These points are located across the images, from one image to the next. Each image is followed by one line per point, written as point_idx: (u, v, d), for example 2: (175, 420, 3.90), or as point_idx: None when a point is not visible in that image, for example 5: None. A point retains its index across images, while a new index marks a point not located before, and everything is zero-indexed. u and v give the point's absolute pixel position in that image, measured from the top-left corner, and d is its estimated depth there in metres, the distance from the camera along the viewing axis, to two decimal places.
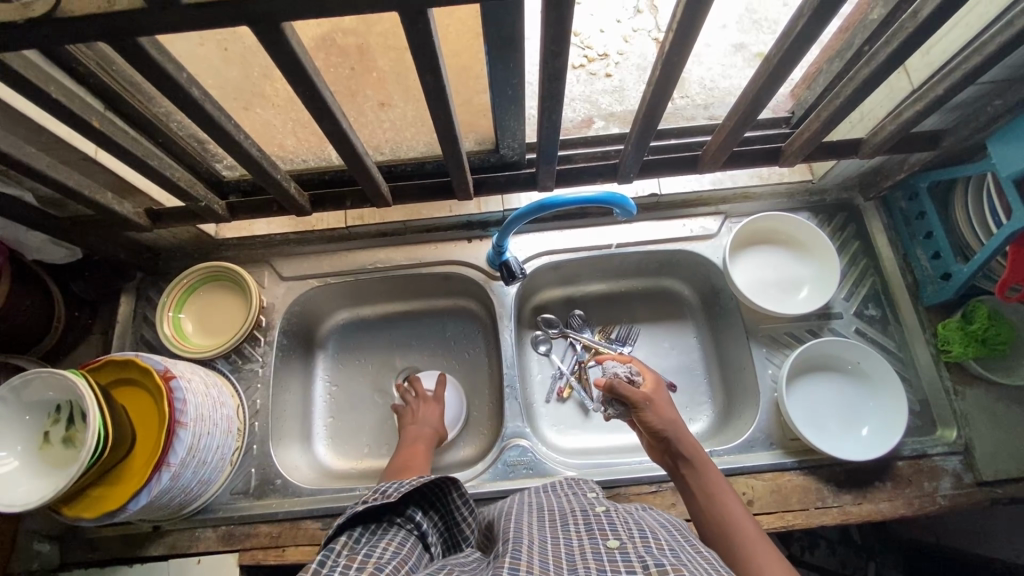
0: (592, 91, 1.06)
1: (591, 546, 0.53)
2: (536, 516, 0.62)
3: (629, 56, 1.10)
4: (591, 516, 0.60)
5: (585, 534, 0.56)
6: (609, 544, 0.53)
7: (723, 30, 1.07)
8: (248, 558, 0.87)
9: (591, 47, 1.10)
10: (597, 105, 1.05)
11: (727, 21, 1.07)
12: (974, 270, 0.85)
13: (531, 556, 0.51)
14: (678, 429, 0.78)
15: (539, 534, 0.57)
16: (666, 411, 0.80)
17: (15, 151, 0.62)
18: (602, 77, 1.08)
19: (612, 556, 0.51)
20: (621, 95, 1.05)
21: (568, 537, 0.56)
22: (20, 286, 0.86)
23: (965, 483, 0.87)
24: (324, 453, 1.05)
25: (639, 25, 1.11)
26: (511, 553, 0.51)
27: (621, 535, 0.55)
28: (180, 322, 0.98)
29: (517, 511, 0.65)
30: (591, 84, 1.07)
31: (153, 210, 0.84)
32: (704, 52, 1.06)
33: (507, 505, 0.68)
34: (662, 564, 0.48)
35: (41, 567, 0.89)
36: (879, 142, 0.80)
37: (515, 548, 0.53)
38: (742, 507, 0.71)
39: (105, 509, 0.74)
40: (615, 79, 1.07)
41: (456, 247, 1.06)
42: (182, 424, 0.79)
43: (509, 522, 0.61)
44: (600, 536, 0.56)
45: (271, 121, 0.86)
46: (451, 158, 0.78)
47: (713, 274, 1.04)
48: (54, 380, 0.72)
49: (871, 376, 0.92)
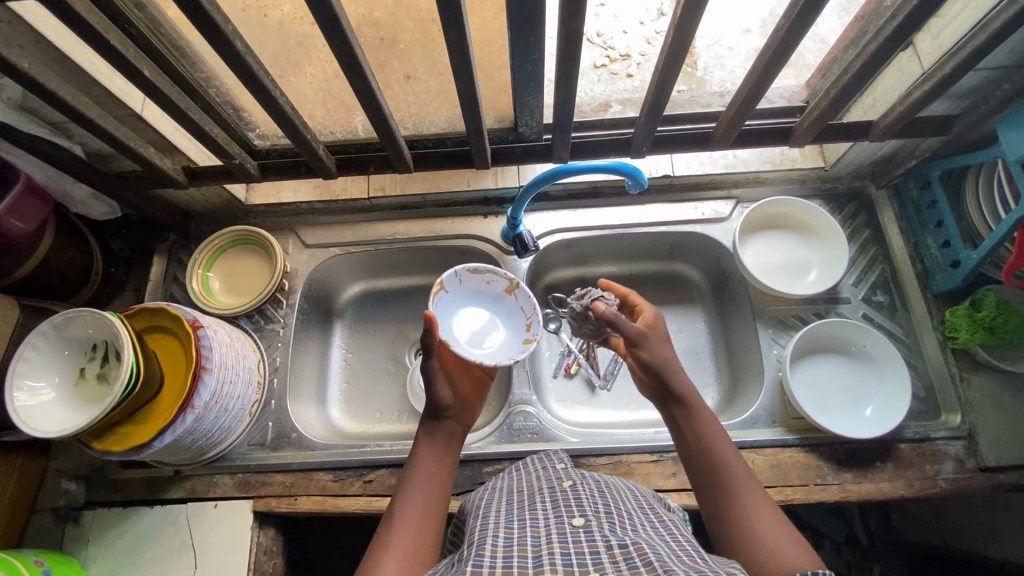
0: (613, 90, 1.09)
1: (558, 527, 0.57)
2: (502, 504, 0.67)
3: (650, 57, 1.12)
4: (559, 494, 0.65)
5: (552, 512, 0.61)
6: (575, 523, 0.58)
7: (747, 34, 1.07)
8: (262, 505, 0.91)
9: (613, 47, 1.12)
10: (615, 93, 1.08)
11: (750, 26, 1.07)
12: (982, 257, 0.86)
13: (498, 552, 0.54)
14: (673, 366, 0.76)
15: (507, 521, 0.61)
16: (663, 347, 0.77)
17: (73, 99, 0.68)
18: (623, 77, 1.10)
19: (578, 536, 0.55)
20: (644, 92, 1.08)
21: (536, 519, 0.60)
22: (61, 237, 0.92)
23: (967, 467, 0.88)
24: (337, 416, 1.09)
25: (661, 27, 1.14)
26: (474, 561, 0.52)
27: (587, 511, 0.60)
28: (208, 280, 1.03)
29: (486, 505, 0.69)
30: (613, 84, 1.10)
31: (190, 168, 0.89)
32: (727, 55, 1.07)
33: (478, 499, 0.74)
34: (625, 543, 0.53)
35: (67, 504, 0.94)
36: (888, 123, 0.82)
37: (480, 551, 0.54)
38: (726, 444, 0.70)
39: (133, 443, 0.78)
40: (636, 79, 1.10)
41: (473, 222, 1.09)
42: (207, 369, 0.84)
43: (478, 516, 0.65)
44: (565, 514, 0.60)
45: (305, 91, 0.90)
46: (471, 124, 0.82)
47: (723, 257, 1.06)
48: (94, 319, 0.77)
49: (875, 359, 0.94)
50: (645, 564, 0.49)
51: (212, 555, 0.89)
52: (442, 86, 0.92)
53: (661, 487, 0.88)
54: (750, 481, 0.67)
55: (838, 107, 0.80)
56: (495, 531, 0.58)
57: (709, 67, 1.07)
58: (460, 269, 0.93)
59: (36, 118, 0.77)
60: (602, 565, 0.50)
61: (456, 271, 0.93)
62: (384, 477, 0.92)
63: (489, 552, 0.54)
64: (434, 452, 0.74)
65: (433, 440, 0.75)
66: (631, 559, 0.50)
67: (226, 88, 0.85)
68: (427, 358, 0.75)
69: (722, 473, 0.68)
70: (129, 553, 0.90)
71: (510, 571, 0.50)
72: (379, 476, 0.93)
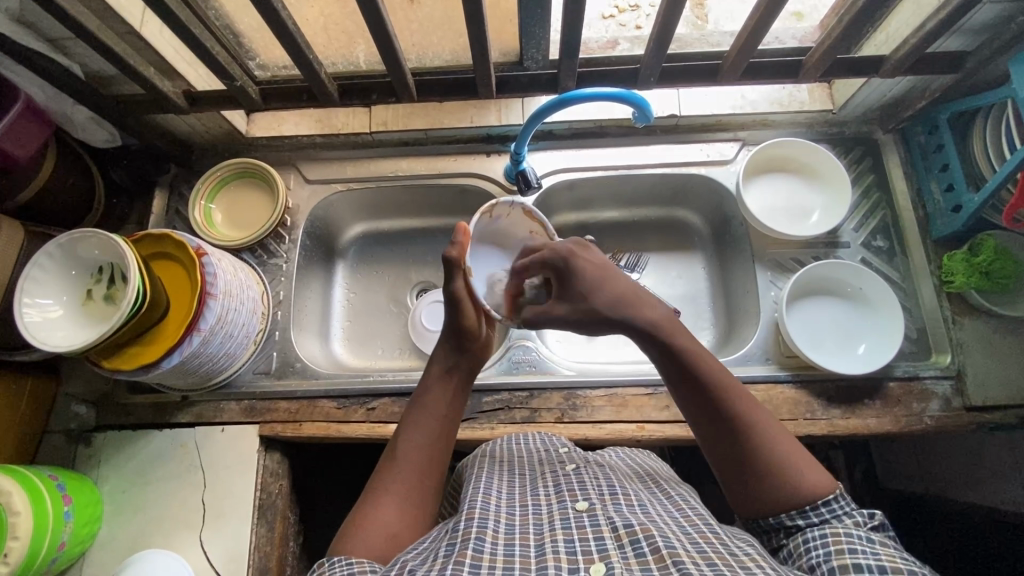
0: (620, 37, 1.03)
1: (560, 512, 0.60)
2: (505, 481, 0.68)
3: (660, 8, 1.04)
4: (562, 480, 0.67)
5: (554, 498, 0.63)
6: (578, 507, 0.60)
7: None
8: (267, 430, 0.94)
9: None
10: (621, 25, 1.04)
11: None
12: (983, 199, 0.85)
13: (499, 538, 0.56)
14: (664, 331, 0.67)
15: (509, 503, 0.63)
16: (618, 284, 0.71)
17: (70, 10, 0.68)
18: (631, 28, 1.03)
19: (582, 520, 0.58)
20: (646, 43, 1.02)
21: (539, 506, 0.62)
22: (63, 163, 0.92)
23: (954, 406, 0.90)
24: (339, 351, 1.11)
25: None
26: (474, 544, 0.54)
27: (591, 496, 0.62)
28: (210, 212, 1.04)
29: (486, 474, 0.70)
30: (619, 33, 1.03)
31: (191, 93, 0.88)
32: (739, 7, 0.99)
33: (477, 467, 0.73)
34: (630, 523, 0.56)
35: (78, 427, 0.96)
36: (900, 58, 0.81)
37: (480, 533, 0.56)
38: (718, 368, 0.65)
39: (141, 362, 0.80)
40: (644, 31, 1.03)
41: (474, 160, 1.09)
42: (213, 295, 0.85)
43: (477, 486, 0.66)
44: (568, 499, 0.62)
45: (306, 15, 0.88)
46: (476, 50, 0.81)
47: (725, 200, 1.06)
48: (99, 240, 0.77)
49: (870, 300, 0.95)
50: (652, 550, 0.52)
51: (220, 476, 0.92)
52: (446, 12, 0.89)
53: (655, 419, 0.91)
54: (746, 400, 0.63)
55: (849, 38, 0.78)
56: (497, 513, 0.60)
57: (719, 20, 0.99)
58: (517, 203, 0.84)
59: (33, 31, 0.76)
60: (607, 551, 0.53)
61: (511, 202, 0.84)
62: (387, 405, 0.95)
63: (491, 536, 0.56)
64: (442, 393, 0.74)
65: (442, 383, 0.75)
66: (637, 542, 0.53)
67: (225, 10, 0.83)
68: (450, 275, 0.77)
69: (721, 398, 0.63)
70: (140, 472, 0.93)
71: (512, 560, 0.53)
72: (382, 404, 0.95)
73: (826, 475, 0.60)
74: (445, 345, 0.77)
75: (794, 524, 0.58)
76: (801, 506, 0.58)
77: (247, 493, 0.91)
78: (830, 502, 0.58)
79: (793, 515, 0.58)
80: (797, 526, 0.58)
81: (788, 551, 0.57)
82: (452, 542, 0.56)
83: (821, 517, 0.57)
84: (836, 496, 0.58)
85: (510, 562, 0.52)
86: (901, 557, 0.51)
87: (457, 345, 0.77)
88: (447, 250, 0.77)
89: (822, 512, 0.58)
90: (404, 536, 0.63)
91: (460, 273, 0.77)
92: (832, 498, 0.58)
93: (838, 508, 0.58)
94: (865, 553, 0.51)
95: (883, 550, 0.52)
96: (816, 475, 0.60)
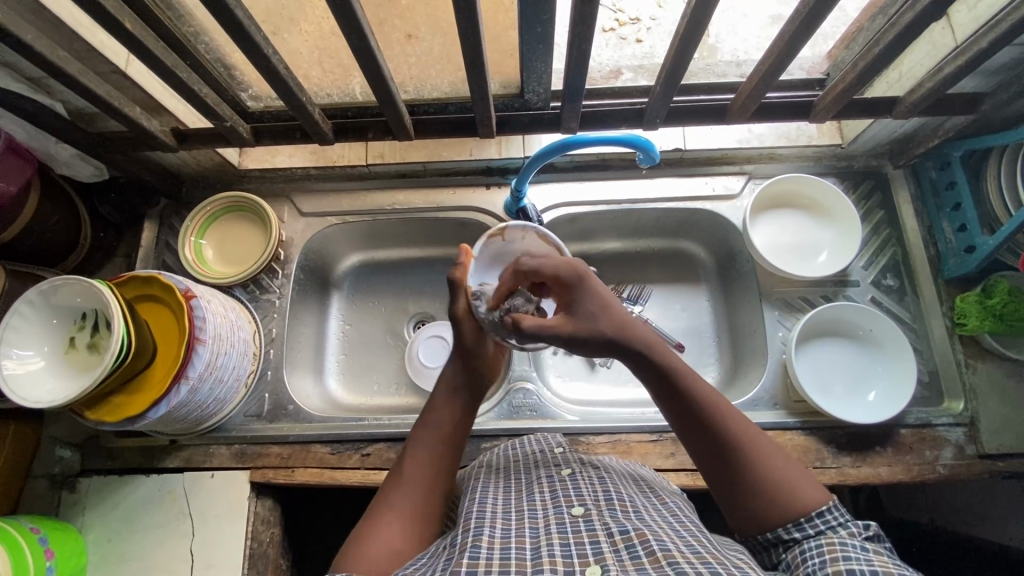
0: (621, 57, 0.95)
1: (557, 517, 0.57)
2: (502, 489, 0.65)
3: (661, 21, 0.96)
4: (558, 485, 0.63)
5: (550, 503, 0.60)
6: (574, 512, 0.57)
7: None
8: (258, 477, 0.91)
9: (622, 10, 0.96)
10: (618, 32, 0.95)
11: None
12: (998, 243, 0.82)
13: (495, 544, 0.53)
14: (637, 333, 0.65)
15: (505, 510, 0.60)
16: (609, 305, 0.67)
17: (51, 55, 0.65)
18: (632, 42, 0.95)
19: (577, 526, 0.55)
20: (650, 64, 0.94)
21: (534, 511, 0.59)
22: (47, 199, 0.88)
23: (967, 454, 0.88)
24: (334, 387, 1.08)
25: None
26: (469, 552, 0.51)
27: (587, 501, 0.59)
28: (200, 249, 1.01)
29: (479, 487, 0.66)
30: (620, 49, 0.95)
31: (180, 131, 0.86)
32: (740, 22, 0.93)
33: (473, 479, 0.70)
34: (626, 529, 0.53)
35: (62, 471, 0.93)
36: (914, 100, 0.79)
37: (476, 540, 0.53)
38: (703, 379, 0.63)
39: (125, 414, 0.76)
40: (646, 45, 0.95)
41: (475, 194, 1.06)
42: (201, 341, 0.82)
43: (472, 500, 0.63)
44: (565, 504, 0.59)
45: (298, 50, 0.83)
46: (476, 88, 0.78)
47: (732, 236, 1.03)
48: (82, 287, 0.74)
49: (881, 344, 0.93)
50: (647, 552, 0.50)
51: (208, 525, 0.89)
52: (445, 47, 0.86)
53: (659, 468, 0.88)
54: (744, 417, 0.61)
55: (863, 82, 0.76)
56: (492, 520, 0.57)
57: (721, 34, 0.93)
58: (530, 226, 0.81)
59: (14, 73, 0.73)
60: (602, 556, 0.51)
61: (524, 226, 0.81)
62: (382, 450, 0.93)
63: (485, 543, 0.53)
64: (449, 411, 0.71)
65: (450, 402, 0.72)
66: (632, 547, 0.51)
67: (217, 45, 0.78)
68: (454, 295, 0.76)
69: (707, 414, 0.60)
70: (127, 520, 0.90)
71: (509, 564, 0.50)
72: (377, 450, 0.93)
73: (819, 487, 0.58)
74: (449, 363, 0.75)
75: (791, 537, 0.55)
76: (796, 519, 0.55)
77: (237, 541, 0.88)
78: (823, 513, 0.55)
79: (790, 527, 0.55)
80: (795, 539, 0.54)
81: (786, 565, 0.54)
82: (450, 555, 0.53)
83: (817, 528, 0.54)
84: (830, 507, 0.55)
85: (506, 566, 0.50)
86: (897, 565, 0.48)
87: (461, 363, 0.75)
88: (449, 272, 0.77)
89: (816, 524, 0.54)
90: (409, 553, 0.58)
91: (463, 293, 0.76)
92: (825, 509, 0.55)
93: (831, 519, 0.54)
94: (860, 559, 0.48)
95: (876, 558, 0.49)
96: (810, 488, 0.57)
